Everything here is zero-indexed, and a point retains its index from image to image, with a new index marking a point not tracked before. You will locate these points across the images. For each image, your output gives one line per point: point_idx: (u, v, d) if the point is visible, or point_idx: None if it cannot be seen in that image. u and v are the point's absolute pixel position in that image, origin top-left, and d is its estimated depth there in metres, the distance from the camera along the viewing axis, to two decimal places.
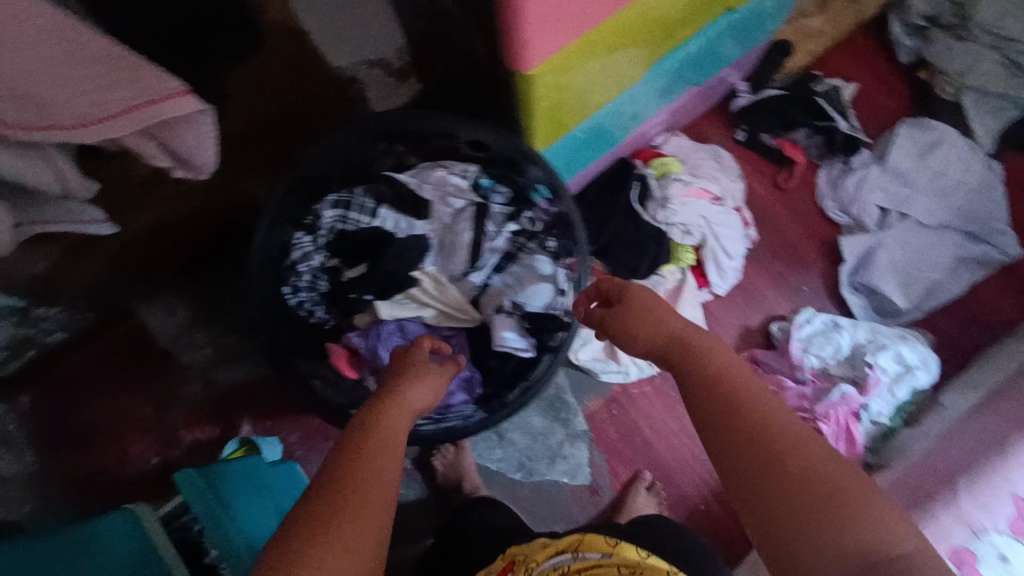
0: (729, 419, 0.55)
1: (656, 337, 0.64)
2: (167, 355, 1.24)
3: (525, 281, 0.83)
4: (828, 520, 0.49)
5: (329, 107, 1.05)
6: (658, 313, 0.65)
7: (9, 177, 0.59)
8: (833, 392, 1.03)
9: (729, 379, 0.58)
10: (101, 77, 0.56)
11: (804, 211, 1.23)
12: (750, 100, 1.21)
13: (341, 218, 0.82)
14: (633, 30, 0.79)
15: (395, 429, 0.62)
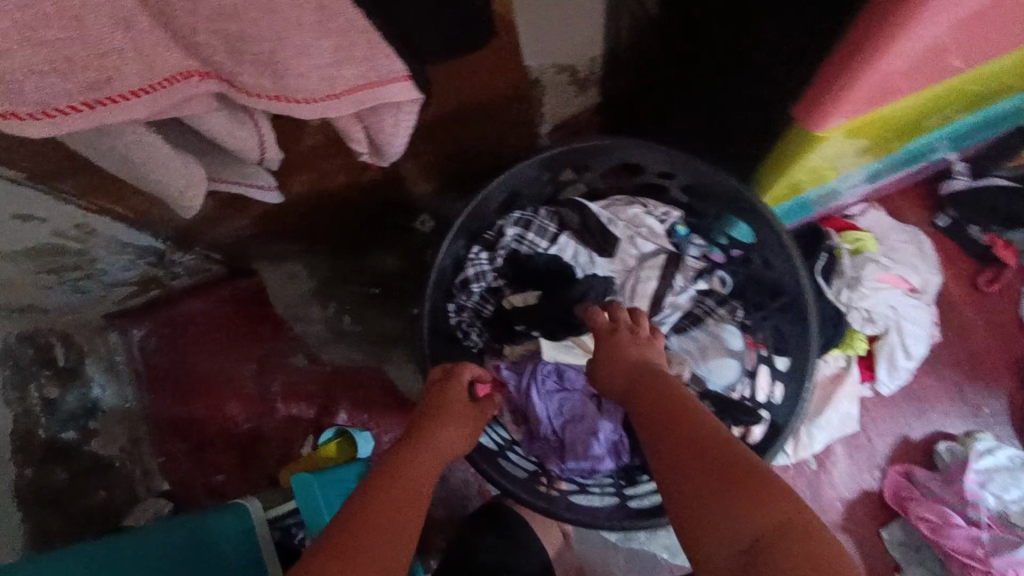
0: (663, 428, 0.55)
1: (617, 373, 0.64)
2: (279, 322, 1.21)
3: (710, 352, 0.75)
4: (734, 503, 0.47)
5: (507, 106, 0.98)
6: (618, 347, 0.66)
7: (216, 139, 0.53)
8: (1017, 548, 0.88)
9: (665, 402, 0.58)
10: (338, 53, 0.49)
11: (1000, 322, 1.07)
12: (968, 185, 1.03)
13: (520, 238, 0.76)
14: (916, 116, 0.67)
15: (420, 460, 0.58)
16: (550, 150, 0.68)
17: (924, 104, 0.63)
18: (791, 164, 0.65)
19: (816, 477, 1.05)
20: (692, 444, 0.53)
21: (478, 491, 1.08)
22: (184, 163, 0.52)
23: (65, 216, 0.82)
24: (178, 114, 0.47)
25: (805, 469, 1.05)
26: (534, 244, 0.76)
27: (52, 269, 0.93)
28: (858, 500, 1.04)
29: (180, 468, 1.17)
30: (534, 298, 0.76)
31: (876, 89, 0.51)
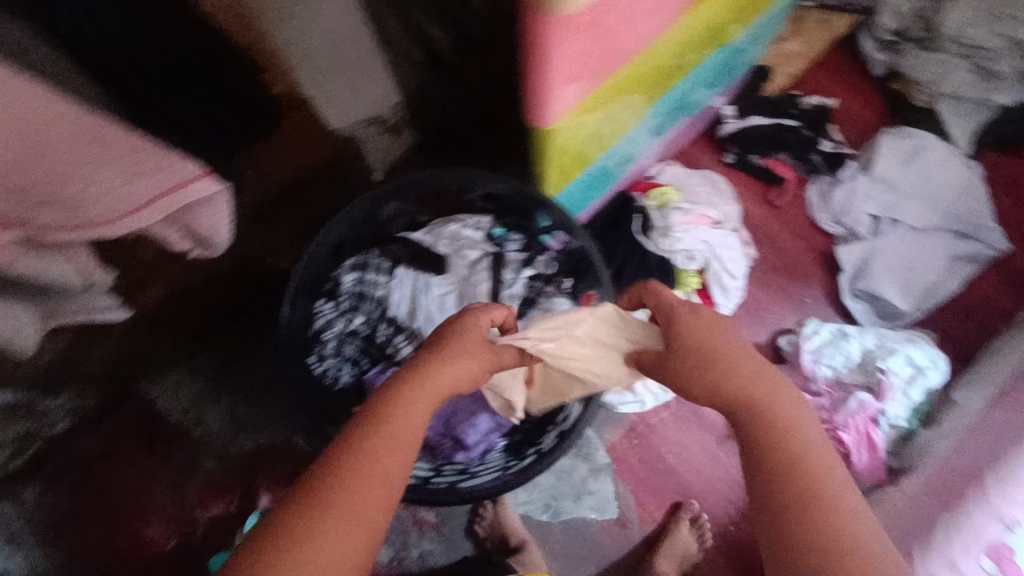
0: (789, 479, 0.55)
1: (766, 441, 0.58)
2: (179, 431, 1.21)
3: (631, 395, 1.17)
4: (808, 520, 0.53)
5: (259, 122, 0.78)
6: (782, 420, 0.59)
7: None
8: (850, 400, 1.05)
9: (804, 470, 0.55)
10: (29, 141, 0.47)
11: (798, 225, 1.27)
12: (737, 125, 1.24)
13: (359, 280, 0.84)
14: (632, 84, 0.74)
15: (407, 408, 0.59)
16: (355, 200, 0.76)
17: (649, 52, 0.70)
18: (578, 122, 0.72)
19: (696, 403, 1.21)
20: (788, 472, 0.56)
21: (414, 520, 1.15)
22: None
23: None
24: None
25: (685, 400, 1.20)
26: (376, 280, 0.84)
27: None
28: None
29: None
30: (394, 317, 0.84)
31: (575, 73, 0.60)
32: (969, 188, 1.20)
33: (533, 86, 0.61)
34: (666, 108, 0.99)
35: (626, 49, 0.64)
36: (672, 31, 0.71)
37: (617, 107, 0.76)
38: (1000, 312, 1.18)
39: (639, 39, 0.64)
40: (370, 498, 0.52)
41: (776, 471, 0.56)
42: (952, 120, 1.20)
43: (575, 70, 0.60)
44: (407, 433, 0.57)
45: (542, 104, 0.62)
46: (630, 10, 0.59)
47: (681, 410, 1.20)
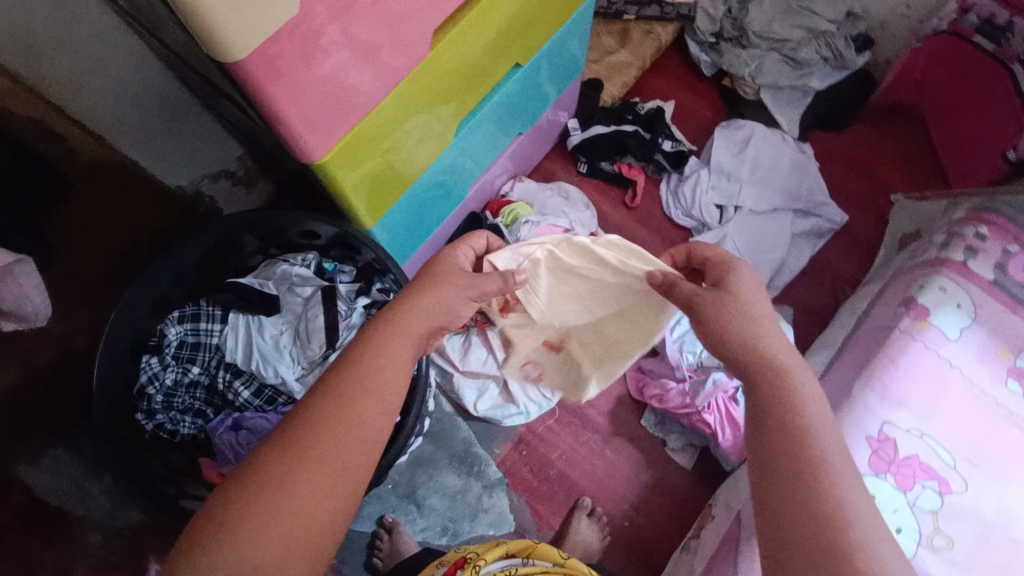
0: (791, 456, 0.52)
1: (779, 410, 0.55)
2: (61, 514, 1.16)
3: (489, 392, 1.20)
4: (805, 496, 0.50)
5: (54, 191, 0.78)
6: (792, 390, 0.56)
7: None
8: (706, 382, 1.07)
9: (808, 446, 0.52)
10: None
11: (655, 222, 1.33)
12: (581, 136, 1.30)
13: (191, 331, 0.84)
14: (419, 105, 0.77)
15: (385, 359, 0.58)
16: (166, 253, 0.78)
17: (421, 73, 0.73)
18: (366, 149, 0.74)
19: (580, 405, 1.23)
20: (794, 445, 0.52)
21: None
22: None
23: None
24: None
25: (569, 404, 1.23)
26: (209, 329, 0.85)
27: None
28: (617, 407, 1.23)
29: None
30: (232, 363, 0.85)
31: (321, 121, 0.63)
32: (801, 167, 1.28)
33: (284, 136, 0.63)
34: (492, 119, 1.02)
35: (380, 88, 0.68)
36: (442, 52, 0.74)
37: (410, 131, 0.79)
38: (848, 280, 1.26)
39: (399, 67, 0.69)
40: (339, 452, 0.52)
41: (777, 432, 0.54)
42: (777, 109, 1.30)
43: (321, 103, 0.62)
44: (381, 387, 0.57)
45: (302, 148, 0.65)
46: (359, 38, 0.60)
47: (566, 415, 1.23)
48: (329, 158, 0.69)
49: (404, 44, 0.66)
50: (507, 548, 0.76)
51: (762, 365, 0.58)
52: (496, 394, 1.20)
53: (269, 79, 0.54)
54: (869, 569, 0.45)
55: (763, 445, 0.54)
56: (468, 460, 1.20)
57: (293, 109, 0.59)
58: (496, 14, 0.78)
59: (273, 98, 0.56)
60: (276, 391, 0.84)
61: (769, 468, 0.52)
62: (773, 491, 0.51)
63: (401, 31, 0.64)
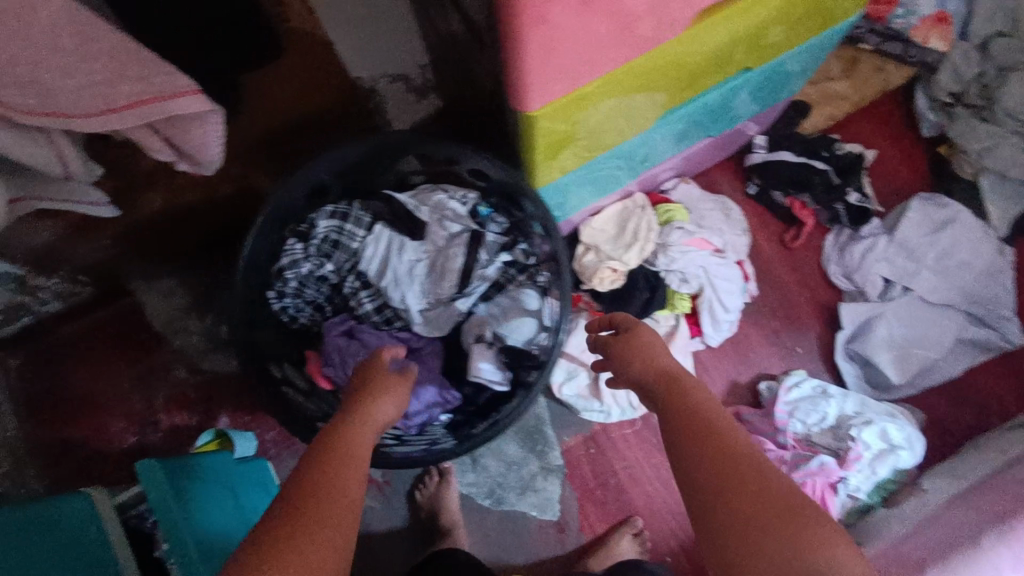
0: (747, 493, 0.51)
1: (716, 455, 0.54)
2: (158, 340, 1.24)
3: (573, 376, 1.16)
4: (779, 536, 0.48)
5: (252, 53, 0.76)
6: (725, 429, 0.57)
7: (26, 159, 0.62)
8: (810, 460, 1.00)
9: (754, 473, 0.52)
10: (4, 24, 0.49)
11: (808, 271, 1.22)
12: (765, 156, 1.20)
13: (337, 228, 0.83)
14: (637, 87, 0.72)
15: (355, 456, 0.58)
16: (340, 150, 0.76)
17: (660, 52, 0.67)
18: (575, 112, 0.68)
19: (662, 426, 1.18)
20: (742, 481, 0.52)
21: None
22: None
23: None
24: None
25: (651, 420, 1.18)
26: (353, 233, 0.83)
27: None
28: None
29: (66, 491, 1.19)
30: (364, 269, 0.84)
31: (551, 74, 0.58)
32: (993, 273, 1.14)
33: (509, 79, 0.59)
34: (690, 120, 0.94)
35: (620, 54, 0.62)
36: (688, 40, 0.67)
37: (617, 108, 0.73)
38: (997, 407, 1.12)
39: (647, 40, 0.63)
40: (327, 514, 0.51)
41: (706, 465, 0.54)
42: (992, 199, 1.15)
43: (567, 51, 0.56)
44: (351, 479, 0.55)
45: (521, 96, 0.61)
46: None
47: (645, 430, 1.18)
48: (540, 111, 0.64)
49: (662, 15, 0.60)
50: None
51: (669, 383, 0.64)
52: (585, 385, 1.15)
53: (532, 15, 0.50)
54: (765, 483, 0.51)
55: (675, 431, 0.58)
56: (535, 437, 1.18)
57: (537, 52, 0.54)
58: (754, 11, 0.71)
59: (527, 36, 0.52)
60: (396, 314, 0.85)
61: (708, 518, 0.52)
62: (688, 472, 0.55)
63: (669, 4, 0.58)
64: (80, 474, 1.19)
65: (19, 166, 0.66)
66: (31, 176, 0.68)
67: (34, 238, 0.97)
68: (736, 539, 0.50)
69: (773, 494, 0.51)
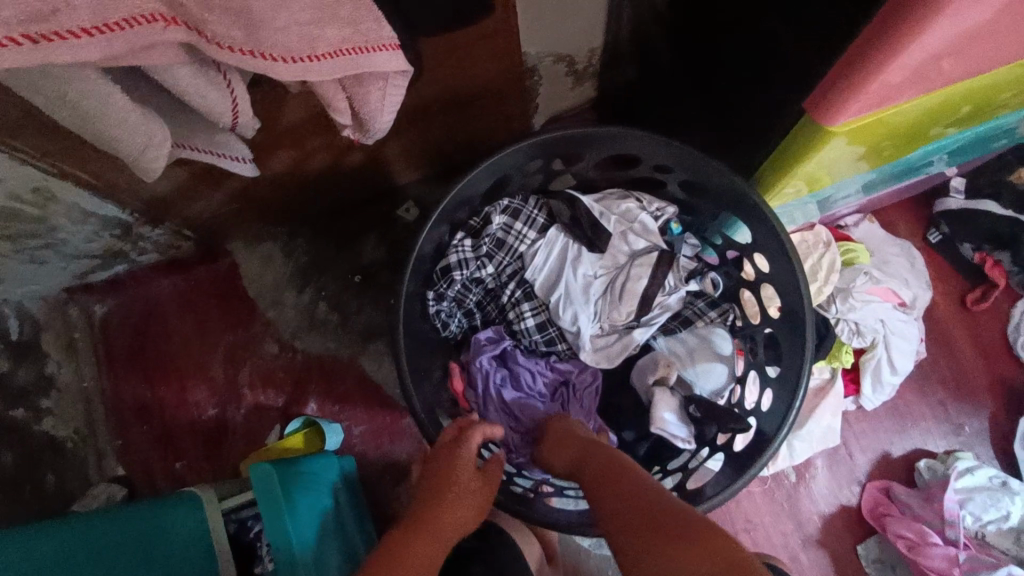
0: (651, 530, 0.49)
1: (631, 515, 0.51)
2: (252, 308, 1.14)
3: None
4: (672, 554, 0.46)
5: (454, 9, 0.64)
6: (638, 486, 0.54)
7: (191, 101, 0.51)
8: (996, 569, 0.85)
9: (665, 512, 0.49)
10: None
11: (988, 340, 1.06)
12: (962, 203, 1.04)
13: (506, 227, 0.71)
14: (904, 125, 0.64)
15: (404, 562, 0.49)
16: (542, 135, 0.64)
17: (953, 93, 0.60)
18: (842, 146, 0.62)
19: (795, 490, 1.03)
20: (648, 522, 0.50)
21: None
22: (141, 121, 0.48)
23: (21, 178, 0.77)
24: (140, 62, 0.43)
25: (785, 481, 1.04)
26: (522, 234, 0.71)
27: (8, 236, 0.85)
28: (836, 516, 1.02)
29: (138, 456, 1.10)
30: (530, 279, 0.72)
31: (892, 80, 0.51)
32: None
33: (840, 79, 0.51)
34: (901, 165, 0.87)
35: (943, 75, 0.54)
36: (985, 80, 0.60)
37: (875, 143, 0.66)
38: None
39: (970, 61, 0.54)
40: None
41: (628, 527, 0.50)
42: None
43: (919, 64, 0.49)
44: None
45: (839, 101, 0.53)
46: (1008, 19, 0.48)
47: (775, 491, 1.03)
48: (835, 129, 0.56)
49: (996, 44, 0.53)
50: None
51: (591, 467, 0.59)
52: None
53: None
54: (666, 510, 0.50)
55: (608, 519, 0.53)
56: None
57: (903, 58, 0.48)
58: None
59: (919, 29, 0.45)
60: (559, 335, 0.73)
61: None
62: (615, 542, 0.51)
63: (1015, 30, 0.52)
64: (152, 439, 1.11)
65: (179, 108, 0.54)
66: (190, 121, 0.57)
67: (152, 184, 0.87)
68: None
69: (668, 514, 0.49)
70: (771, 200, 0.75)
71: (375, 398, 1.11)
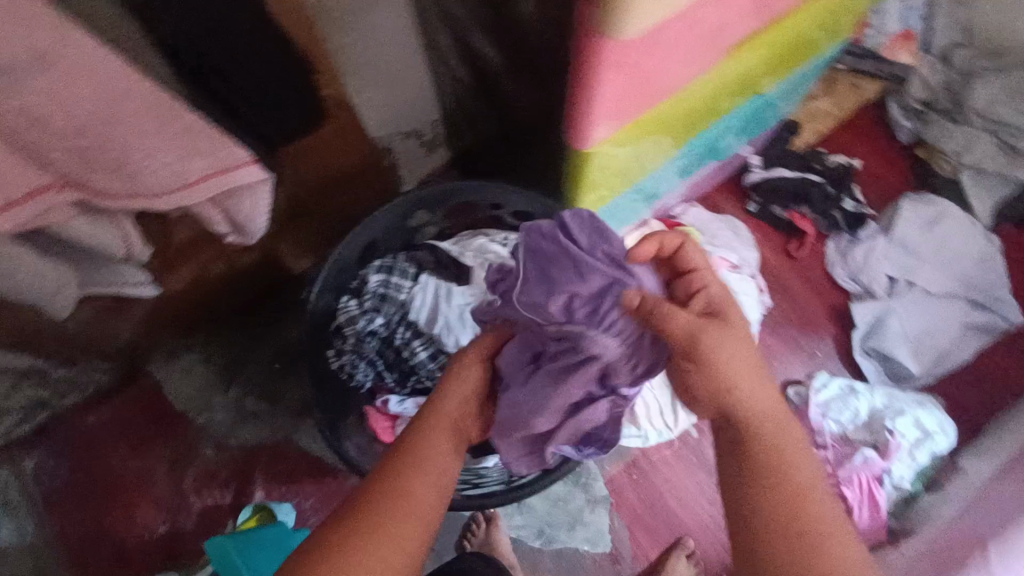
0: (778, 509, 0.57)
1: (781, 487, 0.58)
2: (184, 419, 1.20)
3: None
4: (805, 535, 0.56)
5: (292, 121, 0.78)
6: (788, 456, 0.59)
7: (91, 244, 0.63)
8: (854, 456, 1.05)
9: (805, 502, 0.57)
10: (90, 116, 0.50)
11: (815, 278, 1.28)
12: (761, 174, 1.26)
13: (384, 282, 0.85)
14: (664, 125, 0.79)
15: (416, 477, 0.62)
16: (405, 200, 0.82)
17: (687, 92, 0.74)
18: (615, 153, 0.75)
19: (699, 444, 1.20)
20: (789, 503, 0.57)
21: None
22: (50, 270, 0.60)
23: None
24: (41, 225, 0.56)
25: (688, 439, 1.20)
26: (399, 285, 0.85)
27: None
28: None
29: None
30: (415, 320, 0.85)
31: (615, 107, 0.63)
32: (986, 261, 1.21)
33: (573, 116, 0.64)
34: (694, 152, 1.01)
35: (664, 87, 0.67)
36: (709, 81, 0.77)
37: (648, 144, 0.80)
38: (1009, 387, 1.18)
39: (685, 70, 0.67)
40: (389, 575, 0.55)
41: (778, 491, 0.58)
42: (974, 194, 1.23)
43: (630, 87, 0.61)
44: (408, 493, 0.60)
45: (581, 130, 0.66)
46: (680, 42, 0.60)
47: (683, 450, 1.20)
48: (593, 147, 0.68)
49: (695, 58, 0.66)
50: None
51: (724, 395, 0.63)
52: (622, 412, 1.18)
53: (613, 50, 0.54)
54: (807, 496, 0.58)
55: (755, 457, 0.60)
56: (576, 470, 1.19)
57: (608, 88, 0.59)
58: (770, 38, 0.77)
59: (597, 80, 0.58)
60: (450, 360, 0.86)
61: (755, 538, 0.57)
62: (750, 497, 0.59)
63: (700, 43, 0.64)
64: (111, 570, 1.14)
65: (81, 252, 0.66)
66: (91, 261, 0.68)
67: (61, 327, 0.95)
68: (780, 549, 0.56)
69: (802, 499, 0.58)
70: (594, 207, 0.90)
71: (318, 470, 1.19)
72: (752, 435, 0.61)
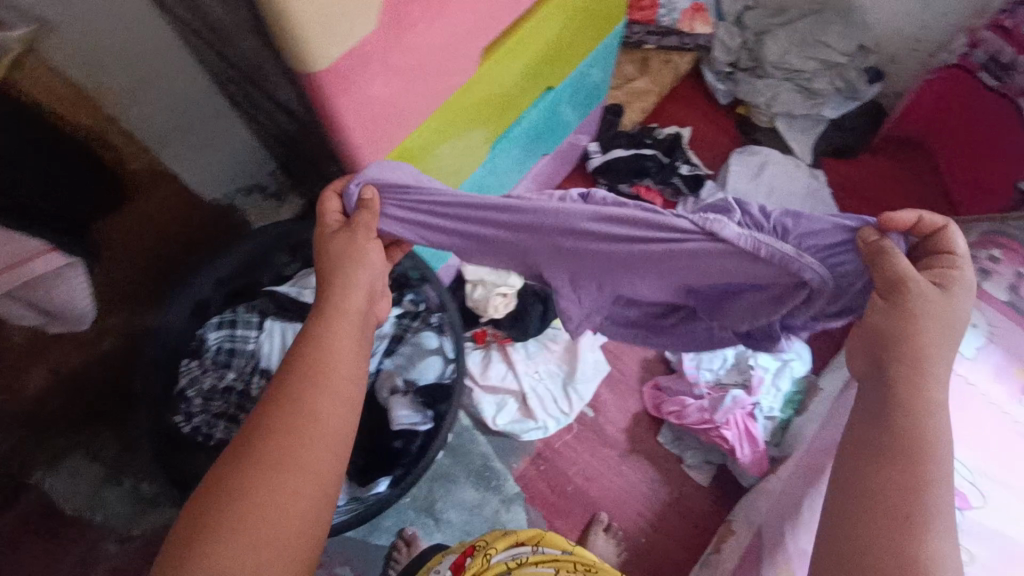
0: (914, 471, 0.47)
1: (917, 440, 0.48)
2: (76, 522, 1.15)
3: (503, 405, 1.22)
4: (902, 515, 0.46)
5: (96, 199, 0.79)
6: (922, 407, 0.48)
7: None
8: (724, 399, 1.11)
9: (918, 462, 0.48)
10: None
11: None
12: (602, 159, 1.33)
13: (228, 337, 0.87)
14: (455, 133, 0.82)
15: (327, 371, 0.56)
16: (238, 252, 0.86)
17: (462, 98, 0.77)
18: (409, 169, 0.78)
19: (597, 422, 1.25)
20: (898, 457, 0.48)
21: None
22: None
23: None
24: None
25: (585, 419, 1.25)
26: (245, 336, 0.87)
27: None
28: (633, 425, 1.24)
29: None
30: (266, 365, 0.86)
31: (372, 133, 0.66)
32: (814, 193, 1.31)
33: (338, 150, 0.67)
34: (515, 149, 1.05)
35: (426, 103, 0.70)
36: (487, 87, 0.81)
37: (447, 155, 0.84)
38: None
39: (446, 84, 0.71)
40: (315, 482, 0.52)
41: (908, 439, 0.48)
42: (791, 137, 1.34)
43: (380, 110, 0.64)
44: (317, 408, 0.54)
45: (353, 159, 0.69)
46: (413, 62, 0.63)
47: (584, 432, 1.24)
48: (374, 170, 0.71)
49: (450, 73, 0.71)
50: (518, 537, 0.80)
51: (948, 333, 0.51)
52: (516, 409, 1.22)
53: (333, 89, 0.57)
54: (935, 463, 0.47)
55: (892, 399, 0.49)
56: (486, 475, 1.21)
57: (351, 118, 0.62)
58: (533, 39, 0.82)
59: (337, 116, 0.60)
60: None
61: (860, 494, 0.48)
62: (879, 437, 0.49)
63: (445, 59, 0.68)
64: None
65: None
66: None
67: None
68: (862, 518, 0.47)
69: (924, 466, 0.47)
70: None
71: None
72: (902, 381, 0.50)
